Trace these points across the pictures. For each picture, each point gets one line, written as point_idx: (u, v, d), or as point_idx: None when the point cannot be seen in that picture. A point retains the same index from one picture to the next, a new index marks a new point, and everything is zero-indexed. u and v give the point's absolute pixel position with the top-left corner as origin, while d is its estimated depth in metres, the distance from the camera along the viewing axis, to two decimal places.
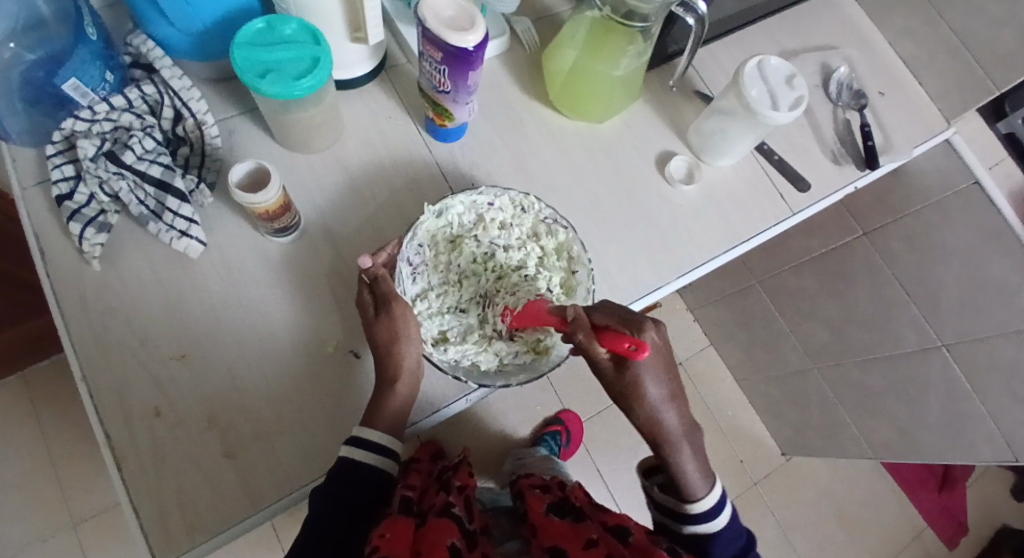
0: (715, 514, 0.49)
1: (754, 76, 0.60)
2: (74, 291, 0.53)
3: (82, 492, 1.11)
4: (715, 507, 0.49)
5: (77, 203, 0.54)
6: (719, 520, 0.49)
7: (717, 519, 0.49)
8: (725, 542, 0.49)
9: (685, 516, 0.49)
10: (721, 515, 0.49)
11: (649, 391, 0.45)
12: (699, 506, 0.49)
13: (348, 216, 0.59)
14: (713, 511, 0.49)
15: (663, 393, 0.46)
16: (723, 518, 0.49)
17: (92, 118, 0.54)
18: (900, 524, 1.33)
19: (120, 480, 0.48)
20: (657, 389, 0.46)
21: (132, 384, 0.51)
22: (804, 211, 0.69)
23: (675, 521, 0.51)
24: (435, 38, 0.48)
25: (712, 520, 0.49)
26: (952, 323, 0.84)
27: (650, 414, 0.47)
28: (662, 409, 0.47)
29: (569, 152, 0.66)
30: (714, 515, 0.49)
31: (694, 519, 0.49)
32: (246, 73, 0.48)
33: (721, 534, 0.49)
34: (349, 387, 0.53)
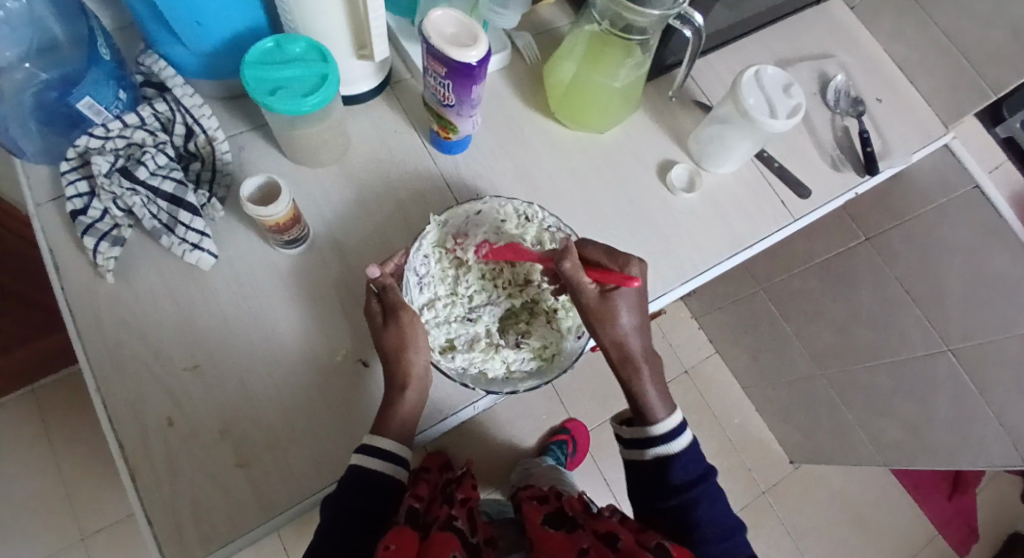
0: (677, 437, 0.51)
1: (751, 85, 0.61)
2: (88, 305, 0.54)
3: (92, 508, 1.12)
4: (677, 429, 0.51)
5: (92, 218, 0.55)
6: (680, 441, 0.51)
7: (677, 441, 0.50)
8: (684, 466, 0.50)
9: (649, 439, 0.51)
10: (682, 437, 0.51)
11: (624, 317, 0.49)
12: (663, 426, 0.50)
13: (356, 228, 0.60)
14: (672, 432, 0.51)
15: (634, 321, 0.50)
16: (684, 440, 0.51)
17: (105, 135, 0.55)
18: (912, 529, 1.32)
19: (133, 490, 0.48)
20: (628, 316, 0.49)
21: (145, 395, 0.52)
22: (805, 216, 0.69)
23: (638, 448, 0.52)
24: (438, 54, 0.49)
25: (674, 441, 0.50)
26: (956, 321, 0.84)
27: (619, 341, 0.49)
28: (632, 333, 0.50)
29: (571, 162, 0.67)
30: (674, 437, 0.51)
31: (658, 440, 0.50)
32: (256, 91, 0.49)
33: (681, 454, 0.50)
34: (359, 396, 0.54)
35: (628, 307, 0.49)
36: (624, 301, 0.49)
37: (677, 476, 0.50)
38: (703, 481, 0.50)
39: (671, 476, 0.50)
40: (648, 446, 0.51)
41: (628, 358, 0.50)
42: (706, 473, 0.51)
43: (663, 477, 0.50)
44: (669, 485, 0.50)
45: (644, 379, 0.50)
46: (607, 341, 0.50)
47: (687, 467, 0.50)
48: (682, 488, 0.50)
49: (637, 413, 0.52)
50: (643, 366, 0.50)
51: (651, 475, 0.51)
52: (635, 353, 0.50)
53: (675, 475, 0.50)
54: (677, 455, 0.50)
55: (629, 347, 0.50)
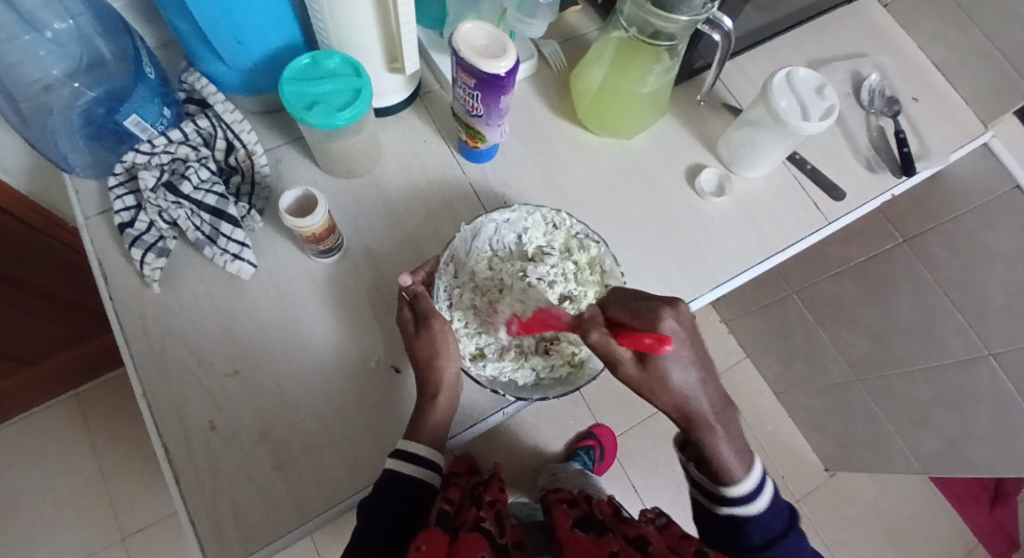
0: (757, 498, 0.50)
1: (782, 87, 0.60)
2: (135, 312, 0.57)
3: (132, 506, 1.16)
4: (757, 491, 0.49)
5: (138, 230, 0.57)
6: (760, 502, 0.50)
7: (757, 503, 0.49)
8: (763, 526, 0.50)
9: (726, 499, 0.50)
10: (762, 498, 0.50)
11: (677, 382, 0.46)
12: (742, 491, 0.49)
13: (387, 236, 0.62)
14: (752, 496, 0.49)
15: (692, 379, 0.47)
16: (764, 501, 0.50)
17: (151, 151, 0.58)
18: (955, 542, 1.27)
19: (177, 491, 0.50)
20: (685, 377, 0.47)
21: (189, 399, 0.54)
22: (840, 219, 0.68)
23: (712, 502, 0.51)
24: (468, 66, 0.50)
25: (753, 503, 0.49)
26: (1001, 330, 0.81)
27: (678, 404, 0.48)
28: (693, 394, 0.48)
29: (599, 169, 0.67)
30: (756, 499, 0.49)
31: (735, 503, 0.49)
32: (293, 106, 0.51)
33: (761, 516, 0.50)
34: (393, 401, 0.55)
35: (683, 369, 0.46)
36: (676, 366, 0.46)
37: (757, 537, 0.49)
38: (784, 537, 0.50)
39: (751, 536, 0.50)
40: (723, 504, 0.50)
41: (694, 420, 0.48)
42: (786, 527, 0.50)
43: (741, 536, 0.50)
44: (747, 541, 0.50)
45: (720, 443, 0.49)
46: (670, 406, 0.48)
47: (767, 529, 0.50)
48: (760, 546, 0.49)
49: (710, 472, 0.50)
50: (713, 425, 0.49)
51: (729, 528, 0.51)
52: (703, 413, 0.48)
53: (754, 536, 0.50)
54: (757, 516, 0.50)
55: (694, 407, 0.48)
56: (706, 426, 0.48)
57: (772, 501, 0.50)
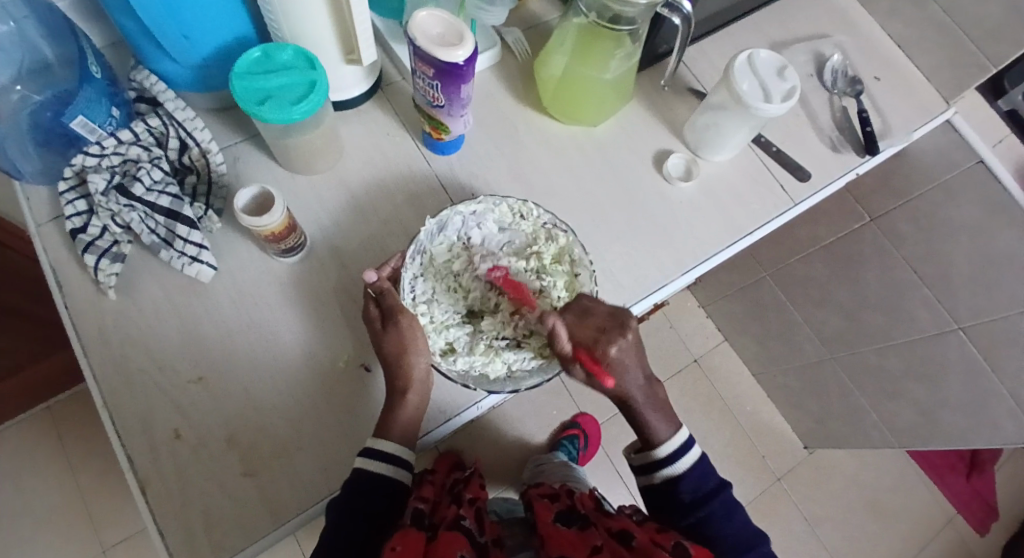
0: (681, 457, 0.54)
1: (744, 69, 0.60)
2: (92, 321, 0.55)
3: (110, 519, 1.14)
4: (681, 448, 0.54)
5: (91, 236, 0.55)
6: (685, 462, 0.54)
7: (682, 460, 0.53)
8: (692, 484, 0.53)
9: (656, 463, 0.54)
10: (686, 457, 0.54)
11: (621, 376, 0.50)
12: (665, 448, 0.53)
13: (352, 233, 0.60)
14: (676, 454, 0.53)
15: (633, 365, 0.50)
16: (690, 460, 0.54)
17: (101, 153, 0.55)
18: (932, 510, 1.30)
19: (143, 502, 0.49)
20: (630, 363, 0.50)
21: (153, 408, 0.52)
22: (805, 200, 0.69)
23: (647, 474, 0.54)
24: (425, 55, 0.49)
25: (678, 461, 0.53)
26: (965, 302, 0.83)
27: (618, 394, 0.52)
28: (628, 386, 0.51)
29: (566, 157, 0.67)
30: (680, 456, 0.53)
31: (663, 462, 0.53)
32: (245, 101, 0.49)
33: (689, 473, 0.53)
34: (364, 400, 0.54)
35: (631, 356, 0.49)
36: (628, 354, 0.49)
37: (686, 493, 0.53)
38: (714, 495, 0.53)
39: (682, 495, 0.53)
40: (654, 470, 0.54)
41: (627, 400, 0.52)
42: (718, 488, 0.54)
43: (674, 498, 0.53)
44: (681, 503, 0.53)
45: (647, 410, 0.53)
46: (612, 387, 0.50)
47: (697, 485, 0.53)
48: (694, 506, 0.52)
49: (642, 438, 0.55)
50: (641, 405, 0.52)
51: (665, 496, 0.54)
52: (636, 392, 0.52)
53: (682, 494, 0.53)
54: (683, 475, 0.53)
55: (629, 389, 0.51)
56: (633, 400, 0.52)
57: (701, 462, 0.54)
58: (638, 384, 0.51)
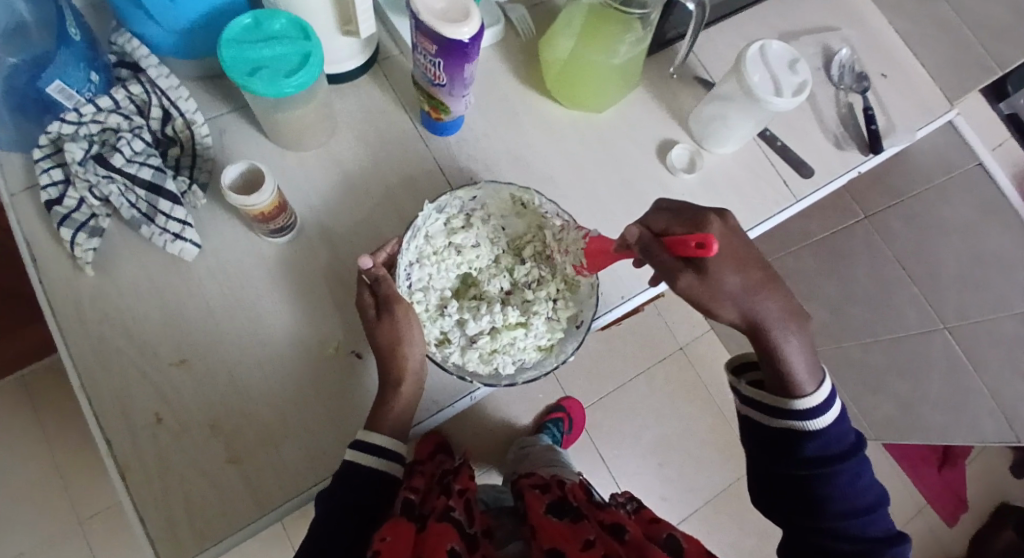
0: (821, 414, 0.48)
1: (756, 60, 0.58)
2: (68, 297, 0.52)
3: (88, 493, 1.12)
4: (822, 407, 0.47)
5: (67, 208, 0.52)
6: (824, 419, 0.48)
7: (822, 418, 0.48)
8: (823, 441, 0.48)
9: (789, 411, 0.48)
10: (826, 416, 0.48)
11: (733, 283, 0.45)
12: (808, 402, 0.47)
13: (345, 214, 0.58)
14: (817, 409, 0.47)
15: (746, 284, 0.46)
16: (828, 418, 0.48)
17: (79, 121, 0.52)
18: (902, 499, 1.34)
19: (123, 488, 0.47)
20: (736, 280, 0.45)
21: (132, 391, 0.50)
22: (807, 196, 0.68)
23: (769, 416, 0.49)
24: (428, 30, 0.46)
25: (819, 418, 0.48)
26: (952, 303, 0.84)
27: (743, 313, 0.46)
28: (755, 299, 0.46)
29: (568, 143, 0.65)
30: (821, 414, 0.48)
31: (797, 414, 0.48)
32: (235, 72, 0.46)
33: (825, 431, 0.48)
34: (354, 389, 0.53)
35: (731, 268, 0.45)
36: (727, 266, 0.44)
37: (812, 451, 0.48)
38: (845, 458, 0.48)
39: (807, 450, 0.48)
40: (784, 417, 0.48)
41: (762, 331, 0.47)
42: (849, 449, 0.48)
43: (797, 449, 0.48)
44: (800, 457, 0.48)
45: (785, 348, 0.48)
46: (733, 316, 0.47)
47: (827, 445, 0.48)
48: (818, 462, 0.48)
49: (777, 383, 0.49)
50: (783, 337, 0.48)
51: (784, 443, 0.49)
52: (770, 319, 0.47)
53: (809, 449, 0.48)
54: (817, 432, 0.48)
55: (759, 313, 0.47)
56: (768, 334, 0.47)
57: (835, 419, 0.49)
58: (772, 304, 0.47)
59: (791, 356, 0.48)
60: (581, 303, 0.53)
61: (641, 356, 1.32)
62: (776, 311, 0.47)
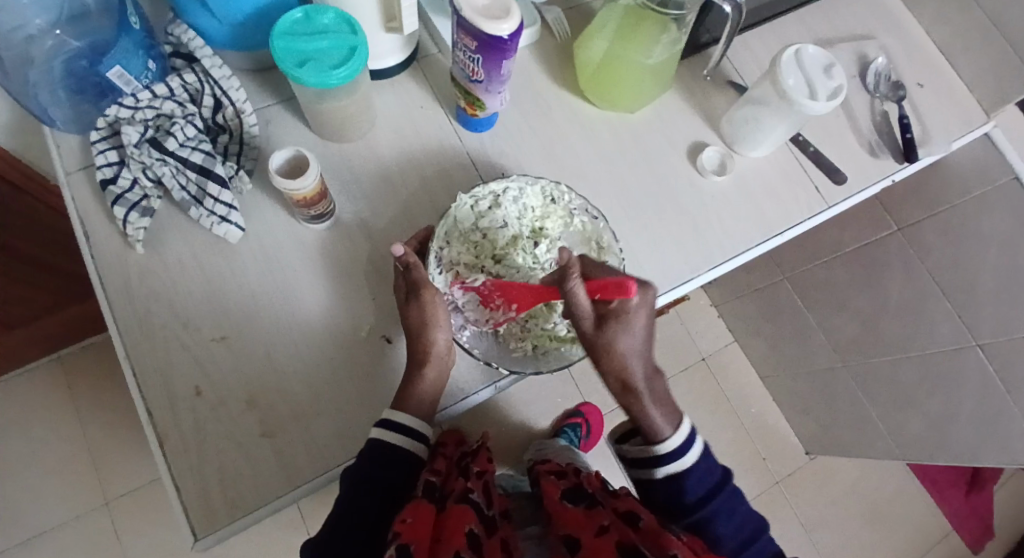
0: (685, 452, 0.49)
1: (791, 64, 0.58)
2: (118, 273, 0.55)
3: (116, 473, 1.16)
4: (687, 445, 0.49)
5: (121, 188, 0.55)
6: (689, 456, 0.49)
7: (686, 456, 0.48)
8: (697, 480, 0.48)
9: (655, 458, 0.49)
10: (691, 452, 0.49)
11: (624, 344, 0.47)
12: (669, 446, 0.48)
13: (381, 204, 0.60)
14: (680, 449, 0.48)
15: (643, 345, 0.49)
16: (695, 453, 0.49)
17: (135, 105, 0.55)
18: (928, 524, 1.30)
19: (161, 458, 0.49)
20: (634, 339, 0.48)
21: (174, 364, 0.52)
22: (840, 203, 0.67)
23: (647, 467, 0.50)
24: (470, 26, 0.48)
25: (682, 457, 0.48)
26: (986, 319, 0.81)
27: (623, 375, 0.49)
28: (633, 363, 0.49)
29: (599, 142, 0.66)
30: (683, 454, 0.48)
31: (664, 459, 0.48)
32: (284, 62, 0.48)
33: (693, 469, 0.48)
34: (384, 372, 0.54)
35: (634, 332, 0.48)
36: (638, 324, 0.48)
37: (692, 493, 0.47)
38: (718, 493, 0.48)
39: (687, 494, 0.48)
40: (655, 465, 0.49)
41: (630, 387, 0.49)
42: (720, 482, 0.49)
43: (679, 496, 0.48)
44: (684, 501, 0.48)
45: (646, 401, 0.49)
46: (611, 372, 0.49)
47: (700, 483, 0.48)
48: (698, 504, 0.48)
49: (641, 432, 0.50)
50: (645, 393, 0.49)
51: (666, 493, 0.49)
52: (639, 379, 0.49)
53: (689, 493, 0.48)
54: (688, 471, 0.48)
55: (633, 377, 0.49)
56: (637, 394, 0.49)
57: (701, 458, 0.49)
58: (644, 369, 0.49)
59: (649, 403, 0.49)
60: None
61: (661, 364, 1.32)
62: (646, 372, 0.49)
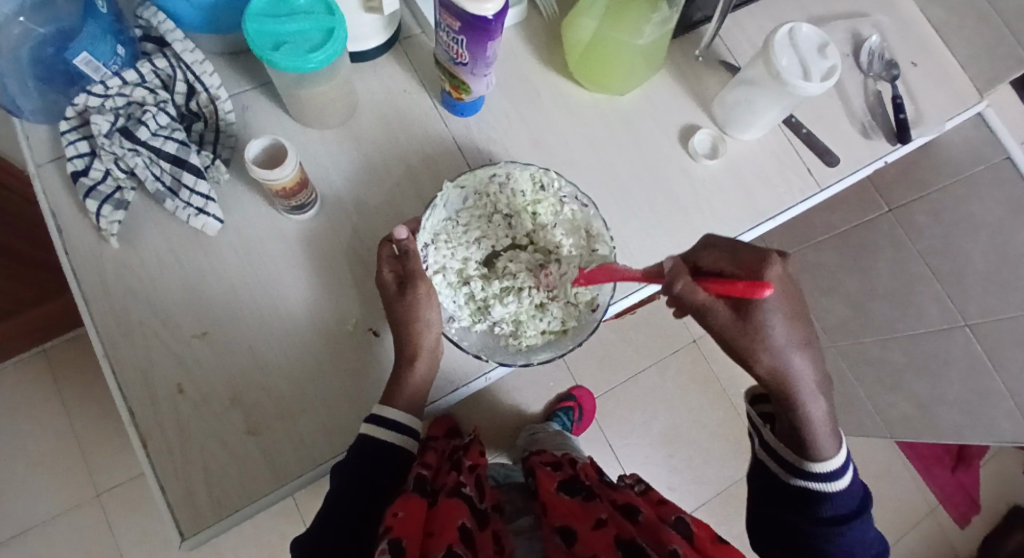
0: (839, 476, 0.47)
1: (784, 44, 0.57)
2: (93, 268, 0.53)
3: (106, 466, 1.14)
4: (841, 469, 0.47)
5: (93, 180, 0.53)
6: (841, 481, 0.47)
7: (841, 481, 0.47)
8: (838, 503, 0.47)
9: (800, 468, 0.47)
10: (844, 479, 0.47)
11: (774, 335, 0.43)
12: (825, 465, 0.46)
13: (365, 193, 0.58)
14: (837, 472, 0.47)
15: (789, 338, 0.44)
16: (845, 481, 0.47)
17: (105, 93, 0.53)
18: (914, 499, 1.33)
19: (145, 456, 0.48)
20: (781, 333, 0.43)
21: (155, 360, 0.51)
22: (831, 186, 0.67)
23: (786, 473, 0.48)
24: (453, 7, 0.46)
25: (836, 480, 0.47)
26: (976, 299, 0.81)
27: (775, 368, 0.45)
28: (789, 352, 0.44)
29: (589, 125, 0.64)
30: (838, 477, 0.47)
31: (815, 476, 0.47)
32: (259, 46, 0.46)
33: (841, 493, 0.47)
34: (372, 366, 0.53)
35: (782, 318, 0.43)
36: (778, 312, 0.43)
37: (830, 512, 0.46)
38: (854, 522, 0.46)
39: (825, 509, 0.46)
40: (800, 476, 0.47)
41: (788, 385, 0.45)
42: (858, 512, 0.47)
43: (814, 508, 0.47)
44: (819, 514, 0.47)
45: (809, 408, 0.46)
46: (765, 371, 0.45)
47: (843, 506, 0.47)
48: (833, 522, 0.46)
49: (795, 440, 0.48)
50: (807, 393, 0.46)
51: (799, 502, 0.48)
52: (803, 380, 0.46)
53: (829, 509, 0.46)
54: (834, 493, 0.47)
55: (789, 372, 0.45)
56: (797, 394, 0.46)
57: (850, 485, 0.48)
58: (807, 366, 0.45)
59: (813, 420, 0.46)
60: (599, 287, 0.53)
61: (653, 347, 1.31)
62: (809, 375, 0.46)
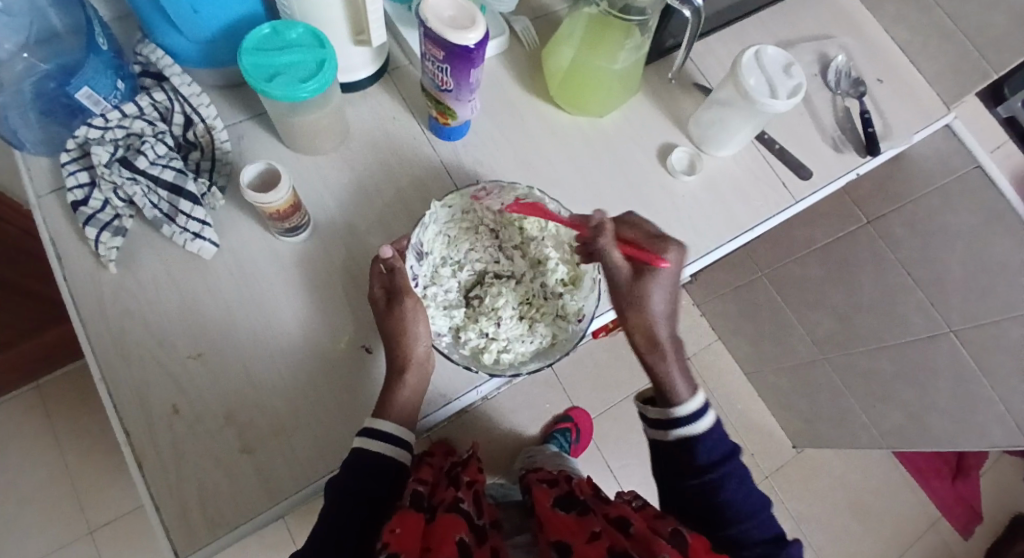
0: (700, 418, 0.50)
1: (752, 66, 0.60)
2: (91, 294, 0.54)
3: (97, 501, 1.13)
4: (701, 410, 0.50)
5: (92, 208, 0.55)
6: (705, 421, 0.50)
7: (701, 422, 0.50)
8: (708, 446, 0.49)
9: (670, 420, 0.50)
10: (706, 419, 0.50)
11: (654, 298, 0.51)
12: (686, 409, 0.50)
13: (356, 216, 0.60)
14: (695, 416, 0.50)
15: (664, 308, 0.52)
16: (708, 421, 0.50)
17: (105, 126, 0.55)
18: (915, 512, 1.32)
19: (140, 479, 0.49)
20: (661, 302, 0.51)
21: (150, 383, 0.52)
22: (806, 198, 0.69)
23: (661, 430, 0.51)
24: (437, 37, 0.49)
25: (697, 423, 0.50)
26: (957, 305, 0.83)
27: (648, 326, 0.52)
28: (659, 319, 0.52)
29: (571, 145, 0.67)
30: (697, 420, 0.50)
31: (679, 422, 0.50)
32: (254, 77, 0.49)
33: (706, 435, 0.50)
34: (363, 381, 0.54)
35: (665, 289, 0.51)
36: (660, 284, 0.51)
37: (702, 456, 0.49)
38: (727, 462, 0.49)
39: (697, 457, 0.49)
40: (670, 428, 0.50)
41: (656, 344, 0.52)
42: (730, 452, 0.50)
43: (688, 456, 0.49)
44: (694, 463, 0.49)
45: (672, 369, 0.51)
46: (635, 323, 0.52)
47: (712, 446, 0.49)
48: (707, 467, 0.49)
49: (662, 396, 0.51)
50: (671, 354, 0.52)
51: (676, 454, 0.50)
52: (663, 340, 0.52)
53: (700, 456, 0.49)
54: (700, 436, 0.50)
55: (659, 335, 0.52)
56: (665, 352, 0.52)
57: (716, 424, 0.51)
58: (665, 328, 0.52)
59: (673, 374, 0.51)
60: (584, 298, 0.55)
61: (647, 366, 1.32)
62: (671, 341, 0.53)
